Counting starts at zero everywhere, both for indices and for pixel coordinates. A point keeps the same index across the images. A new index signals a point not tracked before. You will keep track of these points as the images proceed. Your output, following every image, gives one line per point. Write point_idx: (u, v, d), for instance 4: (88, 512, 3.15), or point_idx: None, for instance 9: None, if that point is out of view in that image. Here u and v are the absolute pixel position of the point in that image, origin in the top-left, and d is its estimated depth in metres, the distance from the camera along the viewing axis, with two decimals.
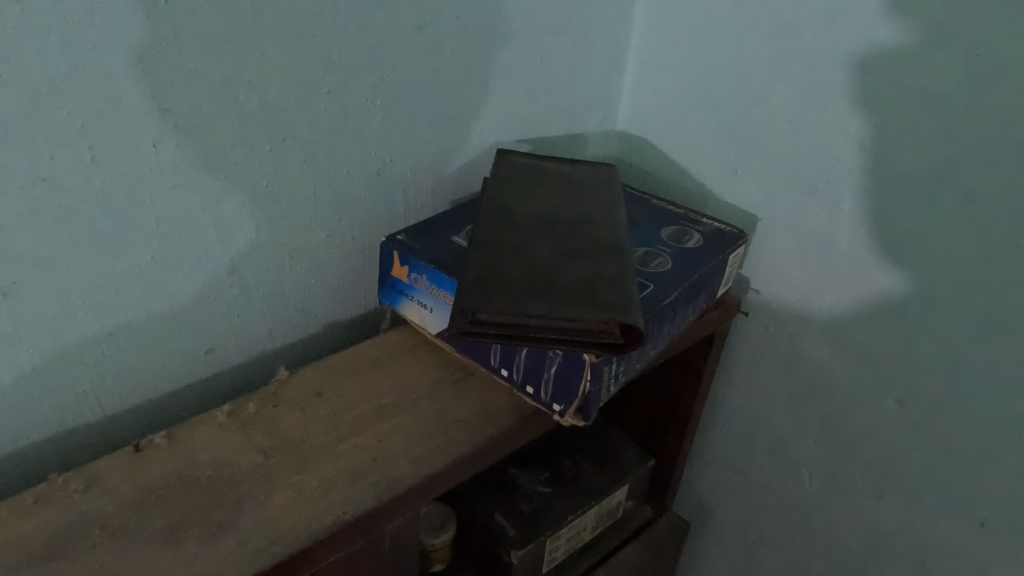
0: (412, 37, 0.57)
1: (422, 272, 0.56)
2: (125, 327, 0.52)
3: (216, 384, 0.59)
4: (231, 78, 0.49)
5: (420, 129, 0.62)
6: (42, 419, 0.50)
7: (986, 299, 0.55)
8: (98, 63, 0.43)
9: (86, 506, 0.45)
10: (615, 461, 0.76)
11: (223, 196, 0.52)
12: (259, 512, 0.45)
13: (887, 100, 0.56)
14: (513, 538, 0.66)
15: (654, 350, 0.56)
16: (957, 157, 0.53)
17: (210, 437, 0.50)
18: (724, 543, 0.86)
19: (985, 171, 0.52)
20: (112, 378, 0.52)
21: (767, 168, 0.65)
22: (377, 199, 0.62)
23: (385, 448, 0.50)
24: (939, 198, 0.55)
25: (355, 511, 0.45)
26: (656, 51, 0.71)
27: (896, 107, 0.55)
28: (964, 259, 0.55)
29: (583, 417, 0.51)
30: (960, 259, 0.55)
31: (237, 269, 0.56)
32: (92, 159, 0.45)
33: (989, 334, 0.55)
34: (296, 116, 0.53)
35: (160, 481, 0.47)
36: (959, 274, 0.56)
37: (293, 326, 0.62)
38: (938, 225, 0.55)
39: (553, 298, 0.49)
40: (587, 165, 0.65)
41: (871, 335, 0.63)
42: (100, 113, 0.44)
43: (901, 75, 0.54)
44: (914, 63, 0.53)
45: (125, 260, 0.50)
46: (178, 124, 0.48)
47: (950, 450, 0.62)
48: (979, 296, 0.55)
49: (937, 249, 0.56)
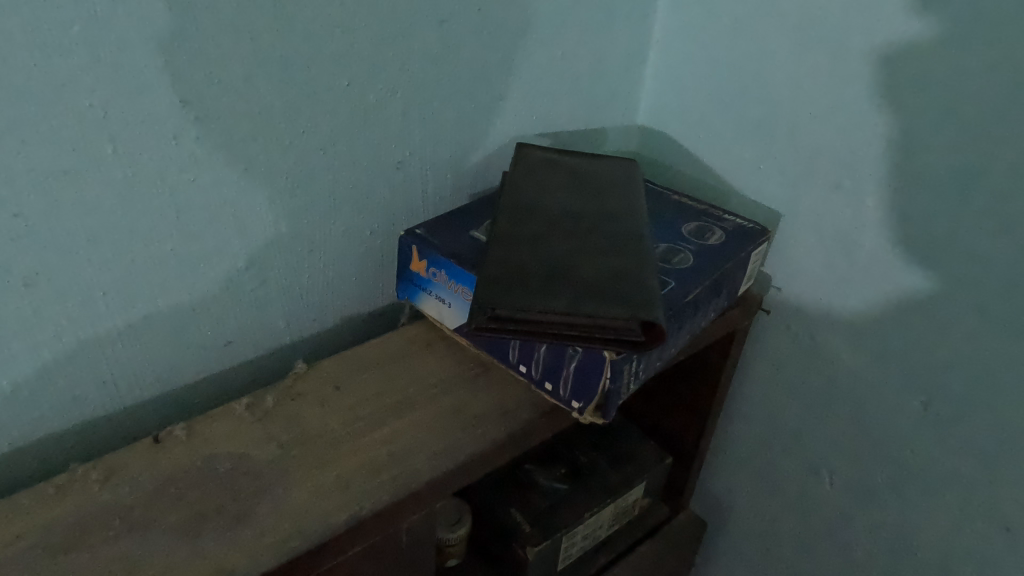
0: (432, 30, 0.56)
1: (440, 267, 0.56)
2: (146, 319, 0.52)
3: (235, 376, 0.59)
4: (251, 70, 0.49)
5: (440, 122, 0.61)
6: (63, 410, 0.50)
7: (1016, 299, 0.53)
8: (120, 56, 0.43)
9: (106, 497, 0.45)
10: (632, 459, 0.75)
11: (242, 189, 0.52)
12: (278, 504, 0.45)
13: (919, 95, 0.54)
14: (529, 535, 0.66)
15: (674, 348, 0.56)
16: (990, 154, 0.52)
17: (230, 430, 0.50)
18: (741, 542, 0.86)
19: (1018, 167, 0.50)
20: (133, 369, 0.53)
21: (793, 164, 0.64)
22: (396, 192, 0.62)
23: (402, 442, 0.50)
24: (970, 195, 0.53)
25: (373, 504, 0.45)
26: (679, 45, 0.70)
27: (928, 102, 0.54)
28: (992, 258, 0.54)
29: (602, 415, 0.51)
30: (989, 258, 0.54)
31: (256, 262, 0.56)
32: (113, 152, 0.45)
33: (1018, 334, 0.54)
34: (315, 109, 0.53)
35: (179, 473, 0.47)
36: (988, 273, 0.54)
37: (311, 320, 0.62)
38: (967, 223, 0.54)
39: (573, 295, 0.48)
40: (609, 160, 0.64)
41: (895, 335, 0.62)
42: (120, 105, 0.44)
43: (931, 69, 0.53)
44: (948, 56, 0.52)
45: (145, 252, 0.50)
46: (198, 116, 0.48)
47: (974, 453, 0.60)
48: (1009, 296, 0.54)
49: (966, 247, 0.55)
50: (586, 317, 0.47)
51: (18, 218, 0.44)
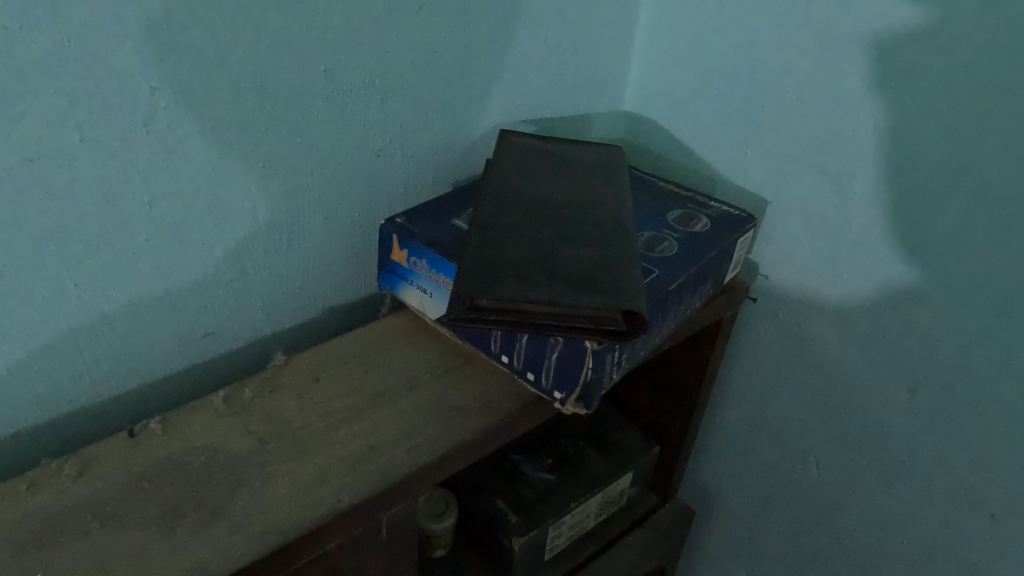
0: (411, 14, 0.55)
1: (420, 256, 0.55)
2: (121, 311, 0.51)
3: (214, 368, 0.58)
4: (223, 56, 0.47)
5: (421, 109, 0.60)
6: (37, 404, 0.49)
7: (1002, 286, 0.53)
8: (84, 41, 0.42)
9: (80, 492, 0.44)
10: (619, 448, 0.75)
11: (218, 177, 0.51)
12: (256, 497, 0.44)
13: (906, 78, 0.53)
14: (515, 525, 0.66)
15: (658, 337, 0.55)
16: (975, 139, 0.51)
17: (207, 423, 0.49)
18: (728, 530, 0.86)
19: (1003, 153, 0.50)
20: (109, 362, 0.52)
21: (778, 150, 0.63)
22: (377, 180, 0.61)
23: (382, 434, 0.49)
24: (954, 181, 0.53)
25: (352, 498, 0.45)
26: (664, 29, 0.68)
27: (916, 86, 0.53)
28: (980, 246, 0.53)
29: (585, 405, 0.50)
30: (973, 244, 0.53)
31: (234, 252, 0.55)
32: (82, 140, 0.44)
33: (1002, 320, 0.54)
34: (291, 95, 0.52)
35: (155, 467, 0.46)
36: (972, 259, 0.54)
37: (291, 311, 0.61)
38: (954, 209, 0.53)
39: (555, 284, 0.47)
40: (594, 146, 0.64)
41: (882, 323, 0.62)
42: (88, 91, 0.43)
43: (918, 52, 0.52)
44: (934, 39, 0.51)
45: (119, 242, 0.49)
46: (170, 103, 0.46)
47: (960, 440, 0.60)
48: (995, 283, 0.53)
49: (951, 235, 0.54)
50: (566, 307, 0.46)
51: None
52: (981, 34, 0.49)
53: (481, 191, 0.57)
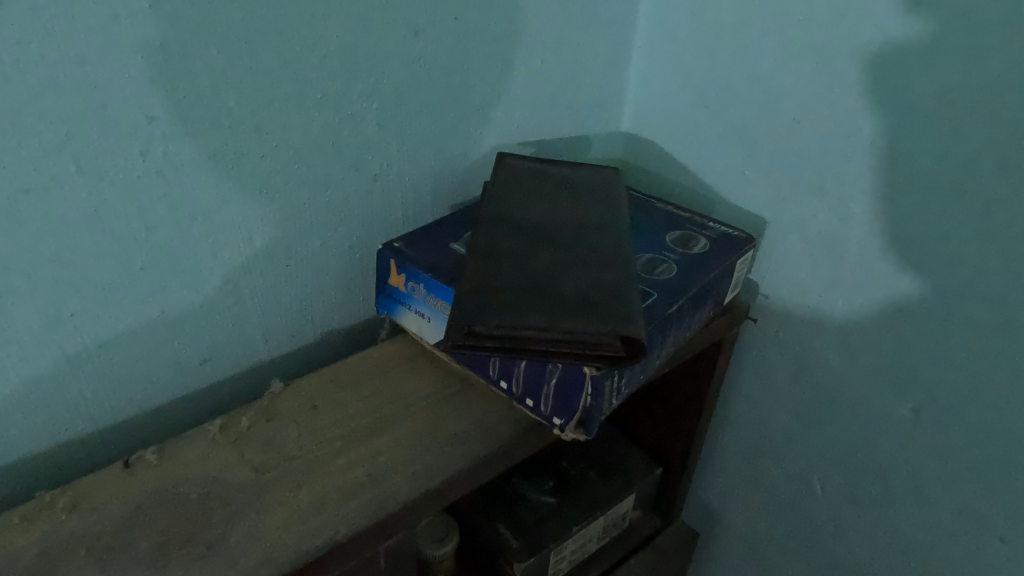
0: (408, 40, 0.55)
1: (418, 281, 0.55)
2: (118, 339, 0.51)
3: (211, 395, 0.58)
4: (220, 84, 0.47)
5: (418, 133, 0.60)
6: (32, 434, 0.49)
7: (1004, 304, 0.52)
8: (81, 72, 0.42)
9: (74, 524, 0.44)
10: (621, 470, 0.74)
11: (214, 204, 0.51)
12: (252, 529, 0.44)
13: (902, 99, 0.53)
14: (516, 551, 0.65)
15: (657, 360, 0.54)
16: (973, 159, 0.51)
17: (203, 452, 0.49)
18: (732, 553, 0.85)
19: (1001, 172, 0.50)
20: (105, 391, 0.52)
21: (776, 171, 0.63)
22: (374, 205, 0.61)
23: (380, 462, 0.49)
24: (952, 200, 0.53)
25: (350, 529, 0.44)
26: (661, 51, 0.69)
27: (912, 106, 0.53)
28: (981, 265, 0.53)
29: (584, 431, 0.49)
30: (973, 262, 0.53)
31: (231, 279, 0.55)
32: (78, 169, 0.44)
33: (1004, 340, 0.53)
34: (288, 122, 0.52)
35: (150, 498, 0.45)
36: (973, 279, 0.53)
37: (289, 336, 0.61)
38: (953, 228, 0.53)
39: (553, 310, 0.47)
40: (591, 169, 0.64)
41: (884, 343, 0.61)
42: (84, 122, 0.43)
43: (913, 72, 0.52)
44: (930, 60, 0.51)
45: (115, 270, 0.49)
46: (167, 131, 0.47)
47: (966, 461, 0.59)
48: (997, 302, 0.53)
49: (951, 254, 0.54)
50: (564, 333, 0.46)
51: None
52: (976, 54, 0.49)
53: (478, 216, 0.57)
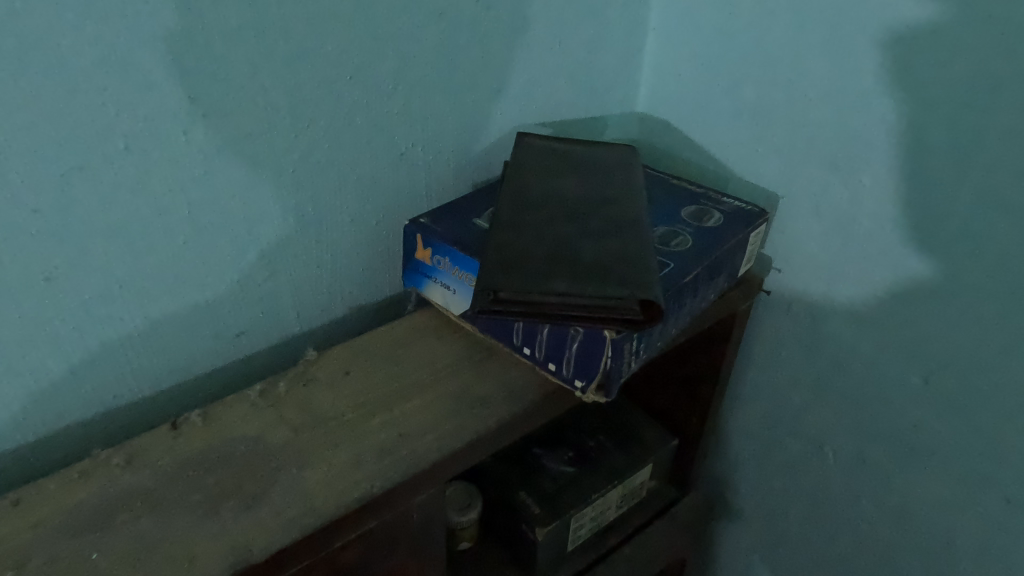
0: (431, 23, 0.58)
1: (444, 254, 0.58)
2: (161, 311, 0.54)
3: (248, 365, 0.61)
4: (253, 66, 0.50)
5: (441, 113, 0.63)
6: (84, 400, 0.52)
7: (1011, 270, 0.54)
8: (128, 55, 0.44)
9: (128, 479, 0.47)
10: (638, 441, 0.77)
11: (250, 182, 0.54)
12: (294, 483, 0.46)
13: (910, 72, 0.55)
14: (538, 516, 0.68)
15: (674, 328, 0.57)
16: (978, 130, 0.53)
17: (244, 415, 0.52)
18: (747, 522, 0.87)
19: (1005, 142, 0.52)
20: (150, 360, 0.55)
21: (788, 146, 0.65)
22: (400, 183, 0.63)
23: (410, 423, 0.51)
24: (960, 171, 0.55)
25: (384, 483, 0.47)
26: (675, 32, 0.71)
27: (918, 78, 0.55)
28: (988, 233, 0.54)
29: (604, 393, 0.52)
30: (980, 230, 0.55)
31: (266, 253, 0.57)
32: (126, 148, 0.47)
33: (1011, 305, 0.55)
34: (318, 103, 0.55)
35: (197, 456, 0.48)
36: (981, 246, 0.55)
37: (320, 310, 0.63)
38: (960, 198, 0.55)
39: (574, 277, 0.49)
40: (608, 146, 0.66)
41: (894, 312, 0.63)
42: (132, 103, 0.46)
43: (920, 47, 0.54)
44: (936, 33, 0.53)
45: (159, 245, 0.51)
46: (206, 112, 0.49)
47: (974, 425, 0.61)
48: (1003, 268, 0.55)
49: (958, 224, 0.56)
50: (584, 297, 0.48)
51: (37, 214, 0.45)
52: (983, 26, 0.50)
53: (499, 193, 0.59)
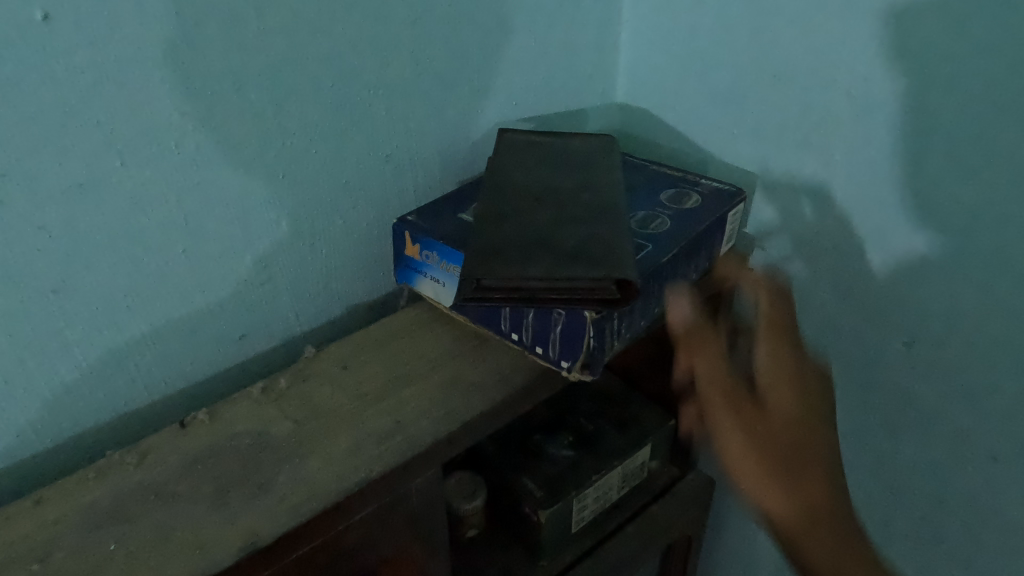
0: (408, 28, 0.60)
1: (431, 249, 0.60)
2: (165, 317, 0.56)
3: (251, 366, 0.63)
4: (240, 80, 0.53)
5: (424, 114, 0.65)
6: (96, 405, 0.55)
7: (980, 233, 0.57)
8: (121, 75, 0.47)
9: (141, 476, 0.49)
10: (635, 423, 0.79)
11: (243, 190, 0.56)
12: (298, 471, 0.49)
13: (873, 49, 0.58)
14: (540, 499, 0.70)
15: (656, 307, 0.59)
16: (939, 101, 0.55)
17: (249, 411, 0.54)
18: (749, 497, 0.89)
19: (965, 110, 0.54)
20: (157, 365, 0.57)
21: (762, 126, 0.68)
22: (388, 184, 0.66)
23: (406, 411, 0.54)
24: (925, 140, 0.57)
25: (382, 467, 0.49)
26: (649, 23, 0.73)
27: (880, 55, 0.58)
28: (956, 197, 0.57)
29: (590, 372, 0.54)
30: (948, 196, 0.57)
31: (262, 257, 0.60)
32: (123, 163, 0.49)
33: (982, 267, 0.58)
34: (304, 112, 0.57)
35: (205, 451, 0.51)
36: (951, 210, 0.58)
37: (317, 310, 0.66)
38: (928, 166, 0.58)
39: (552, 261, 0.51)
40: (590, 138, 0.68)
41: (873, 282, 0.66)
42: (126, 120, 0.48)
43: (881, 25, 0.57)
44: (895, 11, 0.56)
45: (159, 254, 0.54)
46: (197, 125, 0.52)
47: (957, 387, 0.64)
48: (972, 231, 0.57)
49: (928, 191, 0.58)
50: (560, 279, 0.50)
51: (43, 230, 0.48)
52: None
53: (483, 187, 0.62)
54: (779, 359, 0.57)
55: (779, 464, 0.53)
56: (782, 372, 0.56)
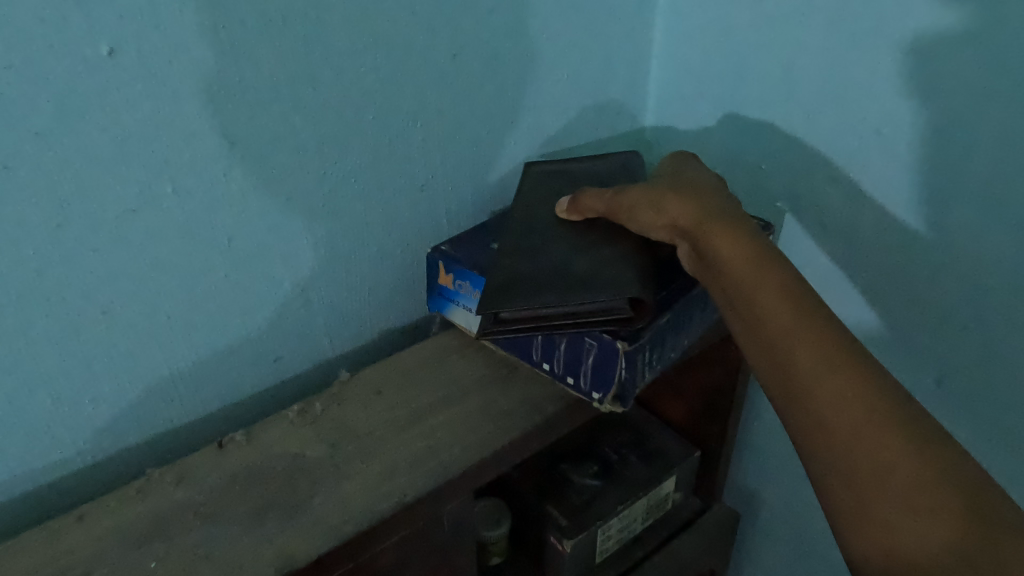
0: (446, 63, 0.62)
1: (464, 278, 0.61)
2: (206, 339, 0.58)
3: (286, 388, 0.65)
4: (285, 111, 0.54)
5: (459, 145, 0.67)
6: (137, 424, 0.56)
7: (1014, 268, 0.57)
8: (176, 108, 0.49)
9: (180, 495, 0.50)
10: (661, 454, 0.79)
11: (285, 218, 0.58)
12: (332, 494, 0.50)
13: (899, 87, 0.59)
14: (565, 528, 0.70)
15: (686, 339, 0.59)
16: (968, 140, 0.56)
17: (284, 433, 0.55)
18: (775, 532, 0.88)
19: (996, 149, 0.55)
20: (196, 385, 0.59)
21: (793, 162, 0.69)
22: (423, 212, 0.67)
23: (439, 437, 0.54)
24: (954, 179, 0.58)
25: (415, 492, 0.50)
26: (680, 59, 0.75)
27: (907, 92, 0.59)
28: (990, 235, 0.58)
29: (621, 403, 0.54)
30: (981, 232, 0.58)
31: (300, 282, 0.61)
32: (174, 191, 0.51)
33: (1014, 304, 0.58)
34: (346, 142, 0.59)
35: (243, 472, 0.52)
36: (986, 245, 0.58)
37: (351, 334, 0.67)
38: (959, 204, 0.59)
39: (566, 288, 0.53)
40: (614, 158, 0.70)
41: (903, 317, 0.66)
42: (178, 150, 0.50)
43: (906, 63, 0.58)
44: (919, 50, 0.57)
45: (204, 277, 0.56)
46: (244, 155, 0.54)
47: (991, 423, 0.64)
48: (1006, 267, 0.58)
49: (961, 228, 0.59)
50: (568, 302, 0.52)
51: (96, 254, 0.50)
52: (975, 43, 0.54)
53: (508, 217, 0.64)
54: (666, 181, 0.56)
55: (729, 257, 0.49)
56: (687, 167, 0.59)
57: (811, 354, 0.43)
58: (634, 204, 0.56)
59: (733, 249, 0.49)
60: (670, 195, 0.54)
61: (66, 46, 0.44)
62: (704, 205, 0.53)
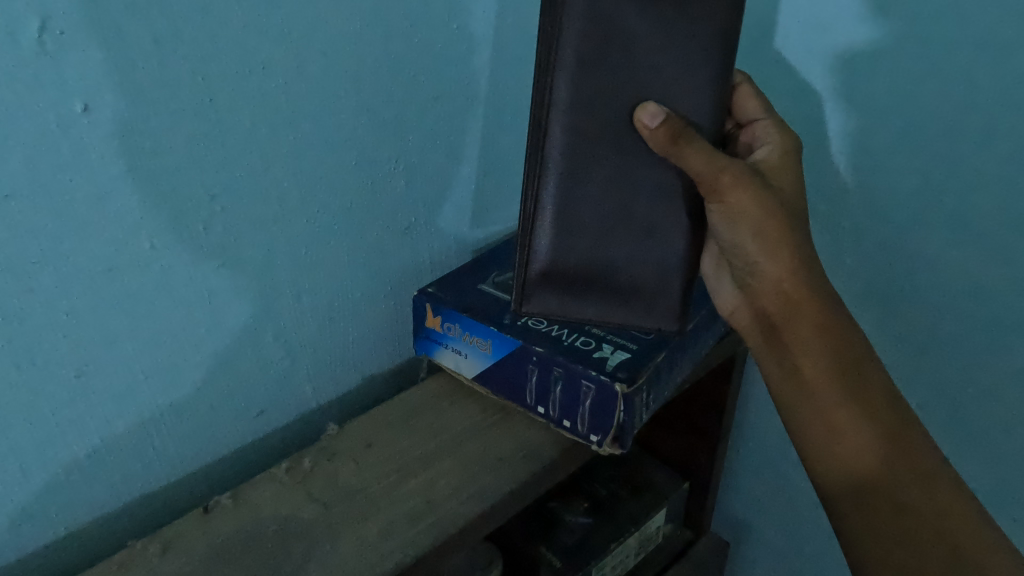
0: (427, 105, 0.62)
1: (453, 320, 0.60)
2: (186, 398, 0.55)
3: (270, 442, 0.62)
4: (265, 159, 0.53)
5: (438, 183, 0.66)
6: (115, 491, 0.53)
7: (995, 269, 0.62)
8: (153, 162, 0.47)
9: (166, 567, 0.48)
10: (651, 487, 0.79)
11: (267, 268, 0.56)
12: (329, 558, 0.48)
13: (874, 109, 0.64)
14: (560, 569, 0.68)
15: (680, 375, 0.59)
16: (942, 153, 0.61)
17: (273, 493, 0.53)
18: (762, 557, 0.88)
19: (970, 159, 0.60)
20: (176, 447, 0.56)
21: None
22: (406, 255, 0.66)
23: (436, 490, 0.53)
24: (931, 190, 0.63)
25: (415, 552, 0.48)
26: None
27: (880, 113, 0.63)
28: (966, 240, 0.63)
29: (619, 445, 0.54)
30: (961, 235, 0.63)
31: (282, 333, 0.60)
32: (152, 248, 0.49)
33: (995, 303, 0.63)
34: (327, 185, 0.58)
35: (231, 539, 0.50)
36: (967, 247, 0.63)
37: (336, 383, 0.66)
38: (939, 213, 0.63)
39: (606, 302, 0.53)
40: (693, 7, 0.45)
41: (891, 329, 0.70)
42: (156, 205, 0.48)
43: (878, 85, 0.63)
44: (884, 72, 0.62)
45: (184, 334, 0.53)
46: (224, 207, 0.52)
47: (981, 422, 0.68)
48: (986, 268, 0.62)
49: (942, 233, 0.64)
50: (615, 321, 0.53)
51: (70, 317, 0.47)
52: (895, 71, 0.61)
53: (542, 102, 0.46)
54: (783, 205, 0.49)
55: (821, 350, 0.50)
56: (785, 176, 0.52)
57: (902, 463, 0.47)
58: (745, 212, 0.48)
59: (828, 335, 0.50)
60: (785, 240, 0.49)
61: (38, 104, 0.42)
62: (810, 267, 0.50)
